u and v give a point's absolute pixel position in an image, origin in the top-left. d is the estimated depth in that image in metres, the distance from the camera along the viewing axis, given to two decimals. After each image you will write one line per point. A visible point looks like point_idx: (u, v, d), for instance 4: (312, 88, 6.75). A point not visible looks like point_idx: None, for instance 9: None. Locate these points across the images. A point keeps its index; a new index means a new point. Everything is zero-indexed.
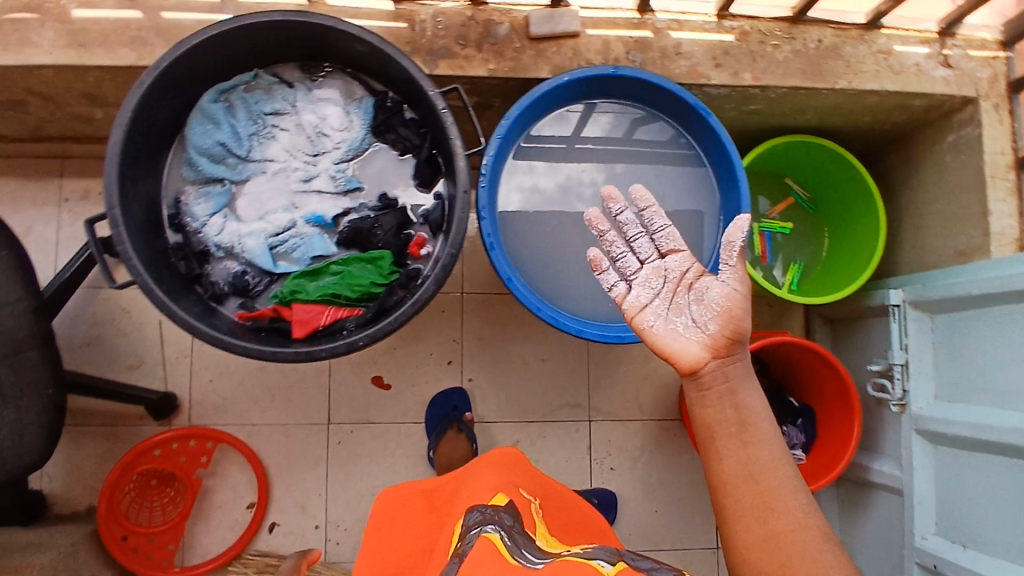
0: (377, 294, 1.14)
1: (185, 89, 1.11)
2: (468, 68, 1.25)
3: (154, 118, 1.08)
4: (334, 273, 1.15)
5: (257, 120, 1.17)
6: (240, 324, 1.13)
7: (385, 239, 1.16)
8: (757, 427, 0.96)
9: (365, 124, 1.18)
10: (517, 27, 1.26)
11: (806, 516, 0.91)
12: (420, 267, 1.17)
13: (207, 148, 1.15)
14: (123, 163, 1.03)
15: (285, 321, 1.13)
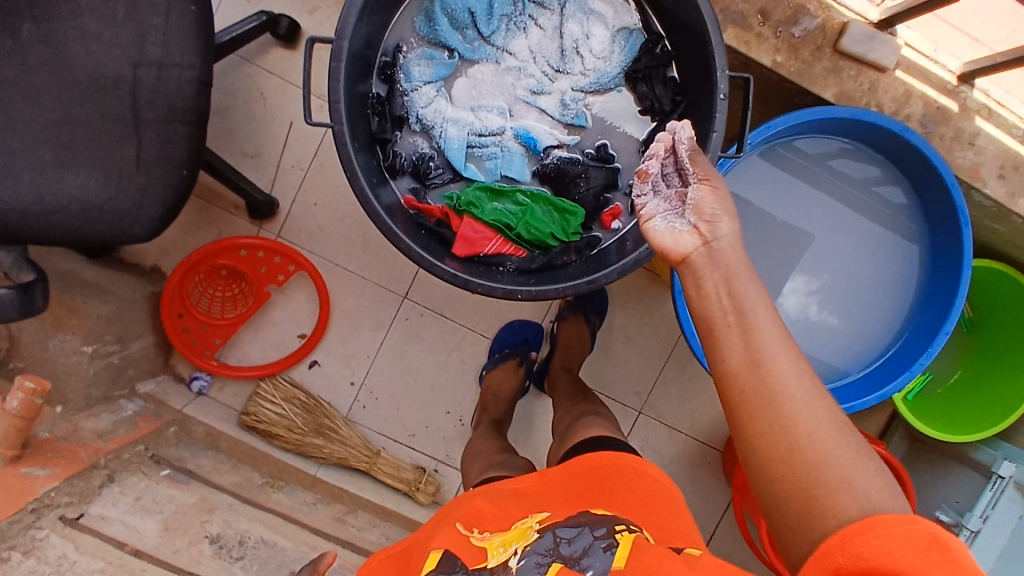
0: (548, 246, 1.05)
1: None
2: (754, 49, 1.08)
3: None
4: (516, 202, 1.05)
5: (517, 2, 1.02)
6: (404, 208, 1.05)
7: (584, 195, 1.05)
8: (756, 314, 0.71)
9: (623, 61, 1.04)
10: (828, 31, 1.08)
11: (858, 456, 0.64)
12: (601, 238, 1.07)
13: (456, 8, 1.01)
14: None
15: (449, 229, 1.04)
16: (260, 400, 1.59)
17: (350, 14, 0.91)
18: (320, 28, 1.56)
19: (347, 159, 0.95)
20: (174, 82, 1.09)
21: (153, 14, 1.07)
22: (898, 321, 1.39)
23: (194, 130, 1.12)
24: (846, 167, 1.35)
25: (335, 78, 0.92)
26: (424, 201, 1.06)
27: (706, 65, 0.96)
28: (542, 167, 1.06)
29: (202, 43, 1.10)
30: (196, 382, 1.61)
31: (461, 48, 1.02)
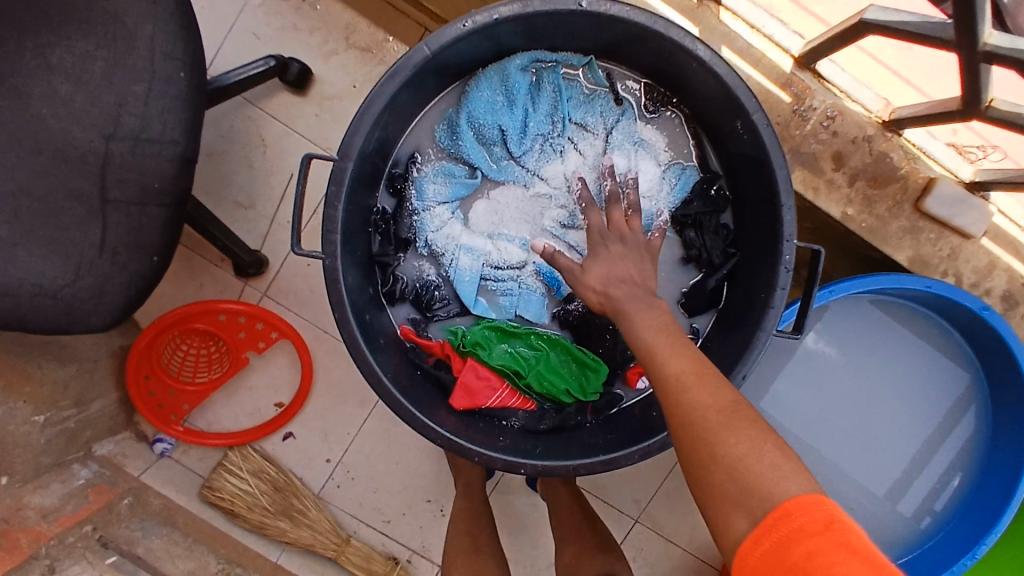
0: (562, 401, 0.91)
1: (506, 40, 0.86)
2: (822, 197, 0.93)
3: (454, 58, 0.84)
4: (530, 345, 0.91)
5: (557, 121, 0.92)
6: (400, 339, 0.92)
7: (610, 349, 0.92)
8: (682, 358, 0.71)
9: (670, 199, 0.94)
10: (910, 185, 0.93)
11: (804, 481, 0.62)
12: (625, 393, 0.93)
13: (486, 121, 0.91)
14: (394, 99, 0.80)
15: (449, 373, 0.90)
16: (225, 473, 1.46)
17: (359, 131, 0.77)
18: (333, 75, 1.40)
19: (336, 296, 0.81)
20: (150, 159, 0.94)
21: (136, 81, 0.93)
22: (919, 515, 1.30)
23: (169, 213, 0.97)
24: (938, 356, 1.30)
25: (331, 202, 0.78)
26: (423, 334, 0.93)
27: (769, 225, 0.84)
28: (564, 311, 0.93)
29: (189, 118, 0.96)
30: (159, 445, 1.48)
31: (488, 166, 0.92)
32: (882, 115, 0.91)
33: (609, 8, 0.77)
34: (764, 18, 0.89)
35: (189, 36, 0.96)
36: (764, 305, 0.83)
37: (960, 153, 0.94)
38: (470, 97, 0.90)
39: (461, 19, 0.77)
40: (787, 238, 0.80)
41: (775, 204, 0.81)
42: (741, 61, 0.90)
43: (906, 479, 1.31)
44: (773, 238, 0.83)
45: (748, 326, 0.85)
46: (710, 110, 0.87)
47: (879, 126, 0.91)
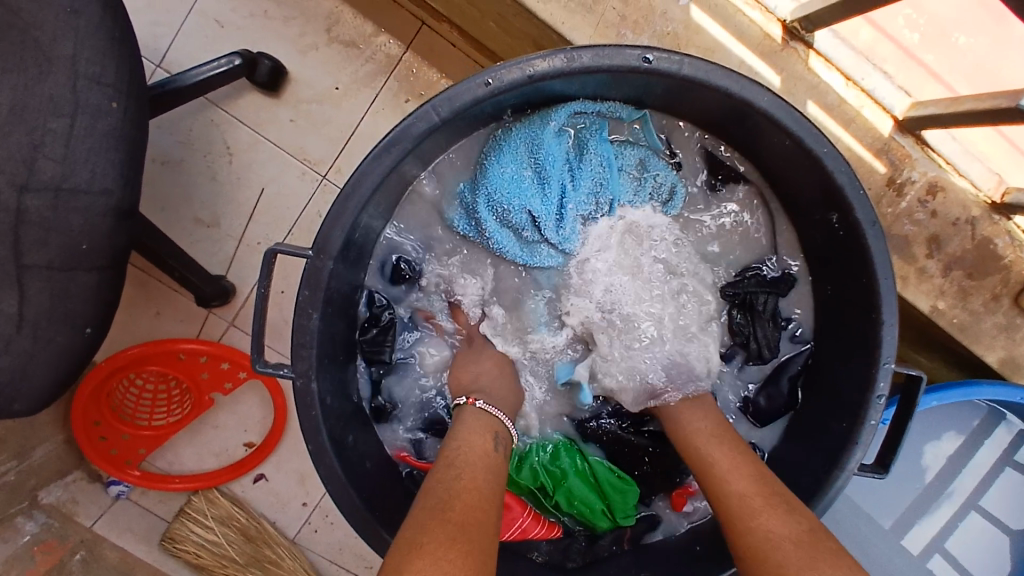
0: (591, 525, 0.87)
1: (543, 92, 0.69)
2: (905, 288, 0.77)
3: (469, 116, 0.67)
4: (550, 465, 0.87)
5: (592, 192, 0.83)
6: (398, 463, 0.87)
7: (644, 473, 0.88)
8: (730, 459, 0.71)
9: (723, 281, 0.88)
10: (1013, 276, 0.77)
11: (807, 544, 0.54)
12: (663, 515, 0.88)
13: (511, 199, 0.82)
14: (389, 177, 0.63)
15: None
16: (189, 522, 1.30)
17: (341, 221, 0.60)
18: (311, 75, 1.20)
19: (311, 426, 0.63)
20: (76, 216, 0.75)
21: (54, 115, 0.73)
22: None
23: (105, 278, 0.78)
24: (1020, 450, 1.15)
25: (303, 310, 0.61)
26: (423, 455, 0.88)
27: (860, 339, 0.68)
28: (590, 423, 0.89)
29: (127, 161, 0.76)
30: (115, 488, 1.29)
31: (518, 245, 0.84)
32: (991, 195, 0.75)
33: (682, 66, 0.60)
34: (867, 71, 0.74)
35: (125, 59, 0.76)
36: (848, 438, 0.68)
37: None
38: (489, 174, 0.81)
39: (483, 79, 0.59)
40: (883, 361, 0.65)
41: (869, 318, 0.66)
42: (830, 121, 0.74)
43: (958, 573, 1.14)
44: (866, 359, 0.67)
45: (827, 458, 0.70)
46: (796, 184, 0.70)
47: (986, 207, 0.75)
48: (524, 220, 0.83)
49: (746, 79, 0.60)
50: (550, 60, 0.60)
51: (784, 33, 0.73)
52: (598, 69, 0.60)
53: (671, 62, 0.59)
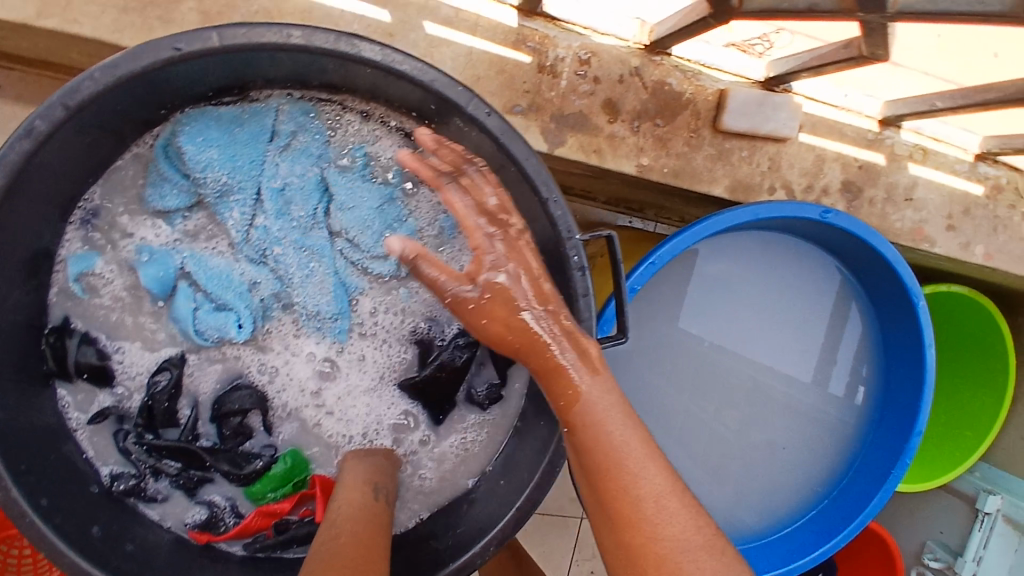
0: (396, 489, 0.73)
1: (137, 122, 0.62)
2: (611, 157, 0.78)
3: (60, 172, 0.59)
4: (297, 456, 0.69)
5: (291, 200, 0.67)
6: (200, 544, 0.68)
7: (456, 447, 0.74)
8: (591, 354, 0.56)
9: (296, 178, 0.66)
10: (701, 107, 0.78)
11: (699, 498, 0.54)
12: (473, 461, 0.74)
13: (218, 180, 0.65)
14: None
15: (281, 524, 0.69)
16: None
17: None
18: None
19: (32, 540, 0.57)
20: None
21: None
22: (804, 474, 1.00)
23: None
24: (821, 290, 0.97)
25: None
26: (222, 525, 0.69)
27: (538, 219, 0.66)
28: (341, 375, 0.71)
29: None
30: None
31: (226, 261, 0.67)
32: (640, 40, 0.76)
33: (219, 39, 0.55)
34: None
35: None
36: (572, 320, 0.66)
37: (743, 50, 0.78)
38: (197, 153, 0.64)
39: (12, 137, 0.52)
40: (569, 236, 0.64)
41: (538, 200, 0.64)
42: (455, 32, 0.72)
43: (789, 426, 0.99)
44: (555, 238, 0.65)
45: None
46: None
47: (643, 53, 0.76)
48: (207, 198, 0.66)
49: (292, 28, 0.55)
50: (76, 83, 0.53)
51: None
52: (139, 75, 0.54)
53: (205, 39, 0.54)
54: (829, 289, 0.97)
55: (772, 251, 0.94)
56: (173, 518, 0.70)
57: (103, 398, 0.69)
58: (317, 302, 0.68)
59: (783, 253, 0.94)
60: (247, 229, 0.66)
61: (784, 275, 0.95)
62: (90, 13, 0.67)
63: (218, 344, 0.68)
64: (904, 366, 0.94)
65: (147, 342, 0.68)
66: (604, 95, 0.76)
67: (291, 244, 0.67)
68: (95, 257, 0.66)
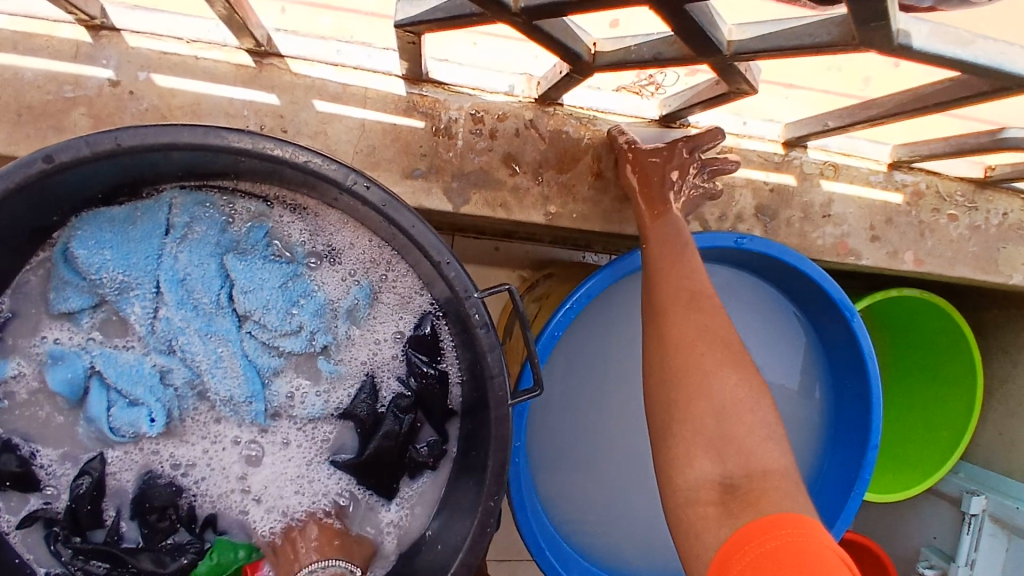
0: None
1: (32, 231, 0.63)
2: (517, 209, 0.78)
3: None
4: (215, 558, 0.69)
5: (192, 289, 0.67)
6: None
7: (394, 515, 0.73)
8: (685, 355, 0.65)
9: (195, 267, 0.68)
10: (601, 150, 0.79)
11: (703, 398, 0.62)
12: (413, 527, 0.73)
13: (117, 277, 0.66)
14: None
15: None
16: None
17: None
18: None
19: None
20: None
21: None
22: None
23: None
24: (760, 312, 0.96)
25: None
26: None
27: (433, 278, 0.67)
28: (265, 452, 0.71)
29: None
30: None
31: (135, 355, 0.68)
32: (529, 94, 0.78)
33: (88, 146, 0.56)
34: (317, 24, 0.83)
35: None
36: (484, 377, 0.65)
37: (635, 92, 0.82)
38: (93, 255, 0.65)
39: None
40: (469, 296, 0.64)
41: (433, 263, 0.64)
42: (345, 107, 0.75)
43: None
44: (456, 299, 0.65)
45: (485, 413, 0.66)
46: None
47: (534, 105, 0.78)
48: (110, 296, 0.67)
49: (158, 128, 0.57)
50: None
51: (252, 56, 0.73)
52: (14, 189, 0.56)
53: (74, 148, 0.56)
54: (767, 310, 0.97)
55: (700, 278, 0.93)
56: None
57: (33, 501, 0.69)
58: (228, 387, 0.68)
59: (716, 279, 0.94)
60: (152, 322, 0.67)
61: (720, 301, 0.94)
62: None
63: (136, 437, 0.69)
64: (851, 380, 0.92)
65: (67, 442, 0.69)
66: (502, 149, 0.77)
67: (196, 331, 0.67)
68: (12, 362, 0.67)
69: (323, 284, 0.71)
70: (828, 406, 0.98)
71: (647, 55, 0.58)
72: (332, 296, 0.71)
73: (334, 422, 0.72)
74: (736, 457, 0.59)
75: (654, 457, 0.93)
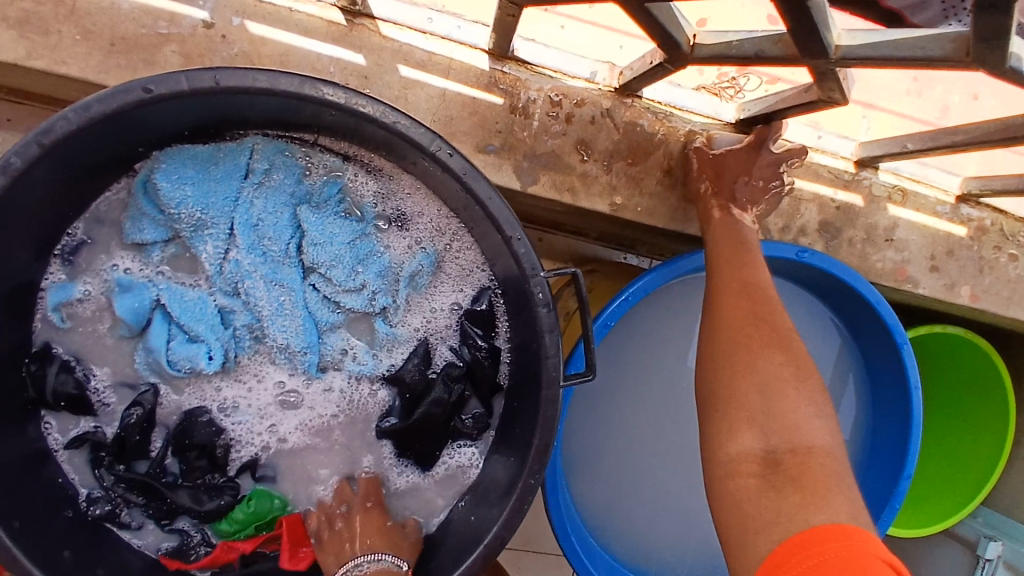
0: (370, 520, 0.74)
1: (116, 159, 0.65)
2: (583, 195, 0.79)
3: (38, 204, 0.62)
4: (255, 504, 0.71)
5: (264, 235, 0.69)
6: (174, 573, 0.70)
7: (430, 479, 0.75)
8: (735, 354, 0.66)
9: (269, 214, 0.69)
10: (674, 147, 0.79)
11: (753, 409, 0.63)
12: (448, 494, 0.75)
13: (194, 214, 0.67)
14: None
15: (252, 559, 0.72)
16: None
17: None
18: None
19: None
20: None
21: None
22: None
23: None
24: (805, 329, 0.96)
25: None
26: (195, 556, 0.71)
27: (500, 252, 0.68)
28: (314, 403, 0.73)
29: None
30: None
31: (200, 293, 0.69)
32: (611, 83, 0.78)
33: (189, 82, 0.57)
34: None
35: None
36: (538, 356, 0.67)
37: (714, 94, 0.82)
38: (173, 189, 0.66)
39: None
40: (534, 275, 0.64)
41: (503, 238, 0.65)
42: (428, 75, 0.75)
43: None
44: (519, 277, 0.66)
45: (534, 390, 0.67)
46: None
47: (614, 95, 0.78)
48: (182, 232, 0.68)
49: (258, 72, 0.58)
50: (51, 123, 0.55)
51: (346, 15, 0.74)
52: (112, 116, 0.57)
53: (176, 83, 0.57)
54: (813, 328, 0.96)
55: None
56: (147, 546, 0.72)
57: (84, 423, 0.70)
58: (287, 335, 0.70)
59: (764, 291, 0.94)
60: (222, 262, 0.69)
61: None
62: (77, 55, 0.71)
63: (192, 375, 0.70)
64: (891, 407, 0.92)
65: (123, 369, 0.70)
66: (576, 135, 0.78)
67: (264, 277, 0.69)
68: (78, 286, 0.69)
69: (390, 246, 0.73)
70: (861, 431, 0.98)
71: (748, 52, 0.58)
72: (396, 260, 0.73)
73: (382, 382, 0.74)
74: (779, 432, 0.60)
75: (683, 461, 0.93)
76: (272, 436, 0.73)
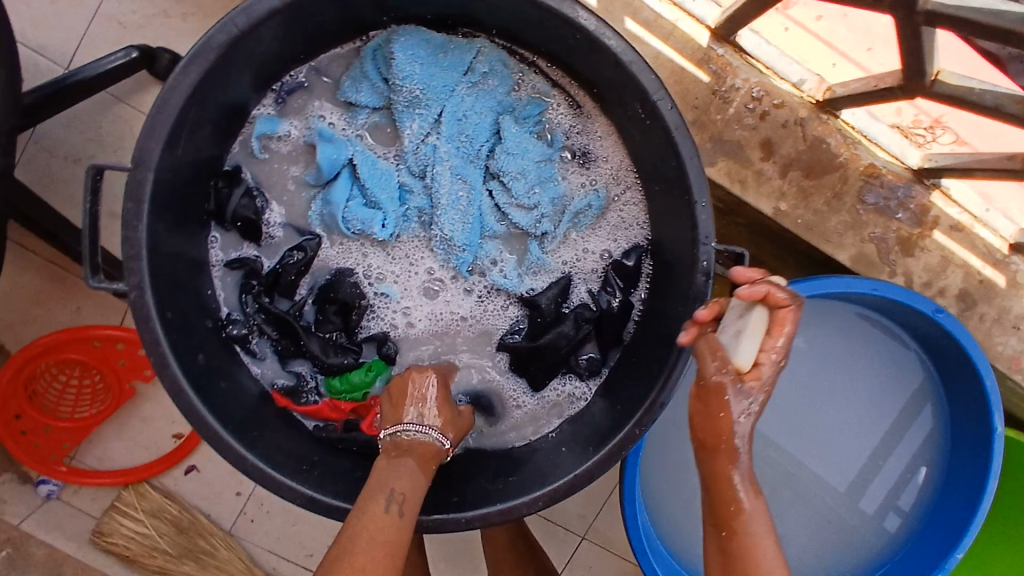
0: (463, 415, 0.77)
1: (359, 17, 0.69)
2: (753, 192, 0.81)
3: (284, 35, 0.66)
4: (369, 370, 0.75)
5: (464, 130, 0.73)
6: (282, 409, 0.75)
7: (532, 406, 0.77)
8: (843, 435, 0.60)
9: (474, 113, 0.73)
10: (850, 173, 0.81)
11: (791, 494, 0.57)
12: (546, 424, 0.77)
13: (410, 91, 0.72)
14: (204, 92, 0.63)
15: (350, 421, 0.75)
16: (118, 515, 1.07)
17: (153, 132, 0.60)
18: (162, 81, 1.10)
19: (150, 340, 0.62)
20: None
21: None
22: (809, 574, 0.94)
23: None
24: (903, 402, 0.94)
25: (126, 224, 0.60)
26: (305, 400, 0.75)
27: (678, 212, 0.68)
28: (452, 298, 0.76)
29: None
30: (44, 487, 1.05)
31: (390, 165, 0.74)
32: (816, 94, 0.80)
33: None
34: None
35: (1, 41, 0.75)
36: (682, 321, 0.67)
37: (906, 135, 0.83)
38: (402, 62, 0.71)
39: None
40: (704, 242, 0.64)
41: (687, 201, 0.65)
42: (650, 35, 0.79)
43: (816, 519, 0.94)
44: (690, 244, 0.67)
45: (665, 353, 0.68)
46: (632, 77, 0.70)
47: (813, 107, 0.80)
48: (394, 105, 0.73)
49: None
50: None
51: None
52: None
53: None
54: (914, 405, 0.94)
55: (867, 336, 0.92)
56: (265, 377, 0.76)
57: (246, 250, 0.75)
58: (452, 228, 0.73)
59: (877, 347, 0.93)
60: (419, 142, 0.73)
61: (873, 368, 0.93)
62: None
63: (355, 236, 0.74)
64: (955, 506, 0.87)
65: (296, 212, 0.75)
66: (765, 133, 0.80)
67: (451, 168, 0.73)
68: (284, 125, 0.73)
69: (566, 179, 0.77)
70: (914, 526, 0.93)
71: None
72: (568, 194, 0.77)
73: (518, 300, 0.77)
74: None
75: (742, 472, 0.93)
76: (405, 317, 0.76)
